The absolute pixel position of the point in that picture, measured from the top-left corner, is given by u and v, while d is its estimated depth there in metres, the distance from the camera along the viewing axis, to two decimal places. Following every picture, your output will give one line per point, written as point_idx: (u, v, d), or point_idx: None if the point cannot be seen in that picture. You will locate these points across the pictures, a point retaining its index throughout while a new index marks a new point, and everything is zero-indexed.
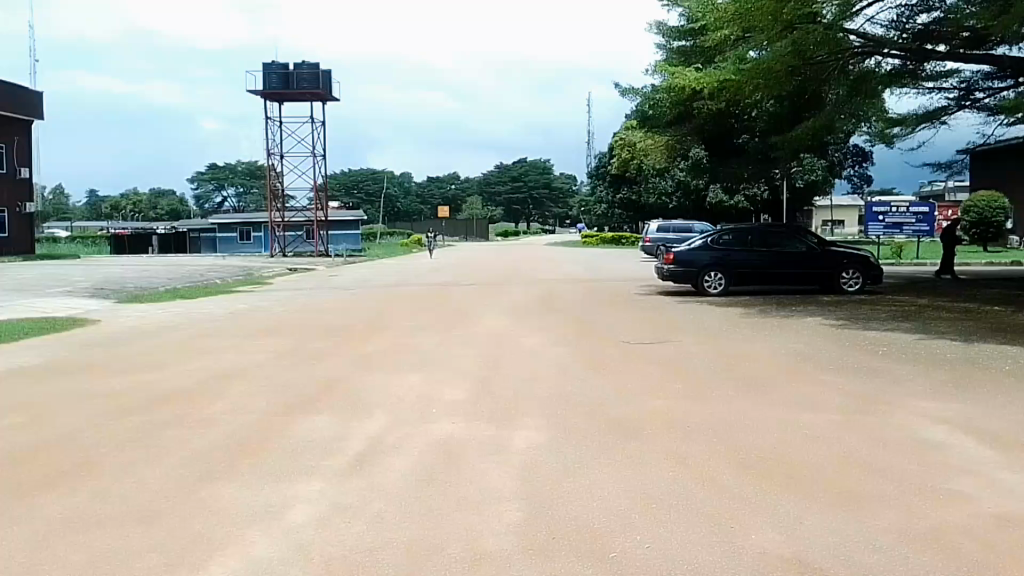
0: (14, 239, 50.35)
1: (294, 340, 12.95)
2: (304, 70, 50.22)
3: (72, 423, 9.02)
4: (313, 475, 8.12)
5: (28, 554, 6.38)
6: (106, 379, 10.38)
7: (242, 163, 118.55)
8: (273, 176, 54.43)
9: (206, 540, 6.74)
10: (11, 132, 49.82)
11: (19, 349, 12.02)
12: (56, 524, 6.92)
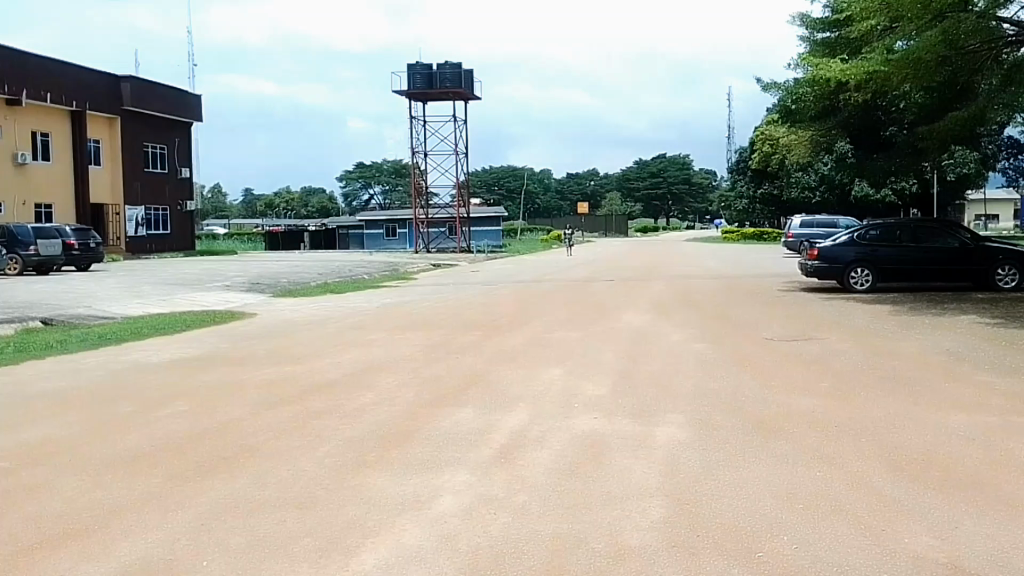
0: (176, 237, 52.62)
1: (440, 334, 13.22)
2: (446, 71, 51.27)
3: (237, 407, 9.38)
4: (459, 466, 8.22)
5: (191, 536, 6.65)
6: (260, 370, 10.78)
7: (388, 163, 122.21)
8: (417, 174, 56.06)
9: (355, 529, 6.88)
10: (172, 134, 52.71)
11: (189, 341, 12.71)
12: (219, 506, 7.22)
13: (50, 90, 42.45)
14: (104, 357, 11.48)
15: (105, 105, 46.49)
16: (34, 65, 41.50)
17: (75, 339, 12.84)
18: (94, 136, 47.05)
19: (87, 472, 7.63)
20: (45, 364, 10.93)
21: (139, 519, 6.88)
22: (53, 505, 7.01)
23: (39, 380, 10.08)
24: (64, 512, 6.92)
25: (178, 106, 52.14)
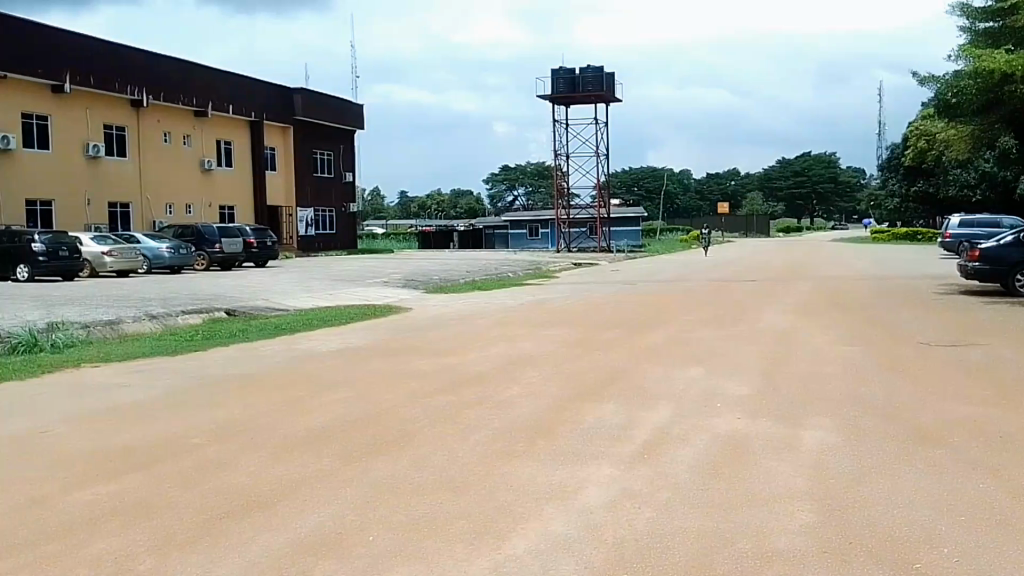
0: (341, 237, 57.07)
1: (581, 332, 13.51)
2: (589, 73, 53.55)
3: (396, 395, 9.97)
4: (604, 459, 8.32)
5: (357, 514, 7.14)
6: (412, 362, 11.35)
7: (532, 164, 125.87)
8: (560, 175, 58.40)
9: (505, 516, 7.11)
10: (338, 142, 57.15)
11: (348, 332, 13.63)
12: (380, 487, 7.68)
13: (233, 102, 46.90)
14: (280, 345, 12.53)
15: (280, 116, 50.98)
16: (217, 80, 45.84)
17: (254, 329, 14.05)
18: (271, 144, 51.11)
19: (267, 448, 8.35)
20: (232, 350, 12.09)
21: (308, 496, 7.43)
22: (236, 477, 7.72)
23: (223, 365, 11.16)
24: (246, 484, 7.59)
25: (343, 115, 56.50)
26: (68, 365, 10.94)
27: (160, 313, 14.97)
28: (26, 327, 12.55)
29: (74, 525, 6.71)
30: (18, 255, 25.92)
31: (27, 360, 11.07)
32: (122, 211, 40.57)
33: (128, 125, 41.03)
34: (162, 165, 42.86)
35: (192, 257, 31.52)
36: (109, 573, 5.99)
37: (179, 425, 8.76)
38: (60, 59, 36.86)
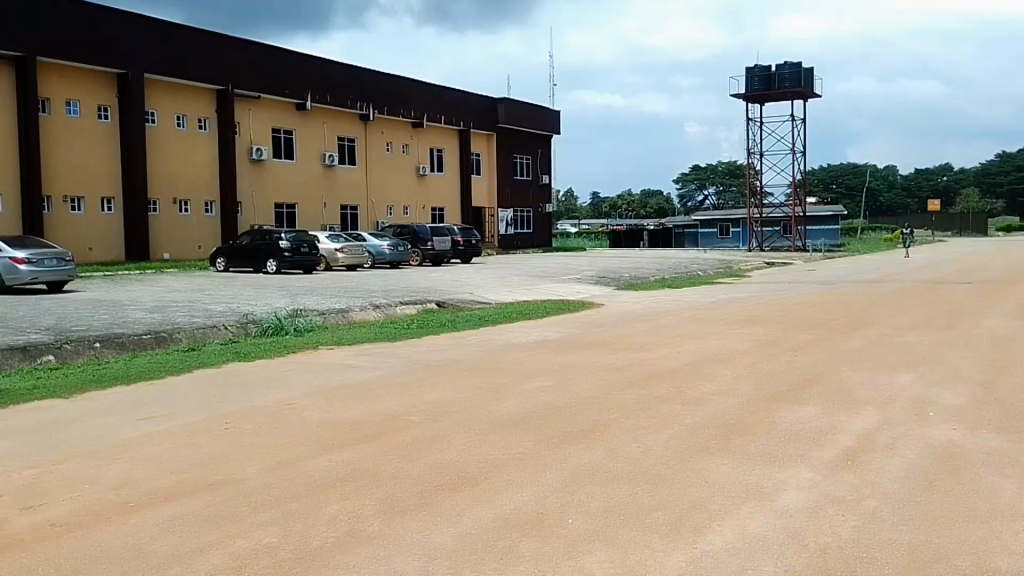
0: (536, 235, 59.36)
1: (776, 332, 13.32)
2: (785, 71, 54.82)
3: (592, 387, 10.38)
4: (804, 462, 8.12)
5: (558, 497, 7.49)
6: (606, 356, 11.77)
7: (724, 164, 124.35)
8: (754, 174, 58.00)
9: (702, 510, 7.12)
10: (535, 146, 59.54)
11: (544, 325, 14.37)
12: (578, 474, 8.00)
13: (445, 114, 50.50)
14: (483, 335, 13.44)
15: (483, 123, 54.00)
16: (427, 92, 49.22)
17: (463, 320, 15.14)
18: (476, 150, 54.74)
19: (475, 430, 9.04)
20: (443, 338, 13.14)
21: (513, 476, 7.97)
22: (448, 455, 8.43)
23: (434, 351, 12.17)
24: (457, 462, 8.28)
25: (541, 121, 58.78)
26: (309, 347, 12.43)
27: (382, 303, 16.54)
28: (275, 313, 14.43)
29: (314, 488, 7.69)
30: (268, 250, 29.29)
31: (277, 341, 12.72)
32: (351, 213, 45.30)
33: (356, 136, 45.46)
34: (383, 171, 47.05)
35: (409, 254, 34.51)
36: (343, 533, 6.80)
37: (398, 404, 9.69)
38: (305, 80, 41.35)
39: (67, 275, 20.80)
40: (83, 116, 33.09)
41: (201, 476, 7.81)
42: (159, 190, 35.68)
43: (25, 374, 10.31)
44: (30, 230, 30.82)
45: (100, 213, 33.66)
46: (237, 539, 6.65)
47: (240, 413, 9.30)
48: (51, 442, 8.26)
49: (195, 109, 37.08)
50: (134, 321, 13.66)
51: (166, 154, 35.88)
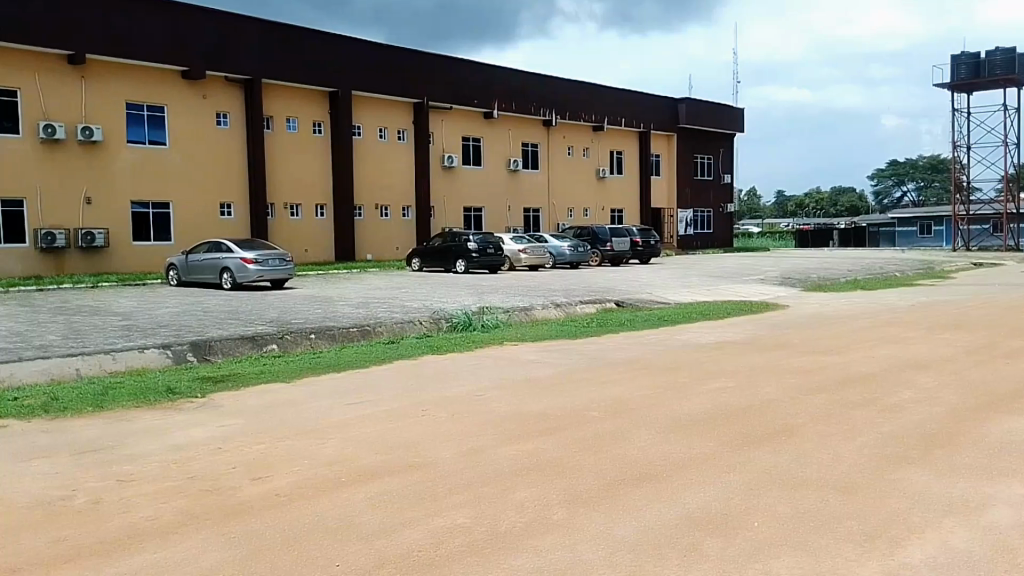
0: (717, 235, 58.93)
1: (985, 337, 12.23)
2: (997, 56, 49.72)
3: (775, 390, 10.10)
4: (1017, 477, 7.43)
5: (742, 500, 7.36)
6: (789, 359, 11.42)
7: (925, 159, 114.93)
8: (958, 168, 53.51)
9: (899, 521, 6.74)
10: (718, 145, 58.89)
11: (724, 326, 14.13)
12: (762, 477, 7.82)
13: (625, 115, 51.07)
14: (662, 334, 13.49)
15: (665, 124, 54.15)
16: (605, 94, 49.72)
17: (641, 319, 15.25)
18: (656, 151, 54.99)
19: (655, 427, 9.12)
20: (624, 337, 13.30)
21: (696, 475, 7.95)
22: (629, 451, 8.56)
23: (615, 349, 12.37)
24: (639, 459, 8.38)
25: (724, 120, 58.03)
26: (495, 342, 13.08)
27: (562, 302, 17.05)
28: (464, 310, 15.28)
29: (503, 475, 8.09)
30: (457, 252, 30.96)
31: (466, 336, 13.49)
32: (533, 215, 46.92)
33: (540, 141, 46.94)
34: (564, 174, 48.37)
35: (588, 254, 34.96)
36: (531, 519, 7.11)
37: (581, 399, 9.98)
38: (493, 90, 43.12)
39: (286, 274, 23.17)
40: (300, 131, 36.13)
41: (401, 458, 8.49)
42: (363, 197, 38.53)
43: (254, 360, 11.72)
44: (257, 234, 34.09)
45: (315, 219, 36.71)
46: (435, 518, 7.16)
47: (436, 401, 9.99)
48: (275, 421, 9.30)
49: (395, 121, 39.68)
50: (341, 315, 15.06)
51: (368, 163, 38.55)
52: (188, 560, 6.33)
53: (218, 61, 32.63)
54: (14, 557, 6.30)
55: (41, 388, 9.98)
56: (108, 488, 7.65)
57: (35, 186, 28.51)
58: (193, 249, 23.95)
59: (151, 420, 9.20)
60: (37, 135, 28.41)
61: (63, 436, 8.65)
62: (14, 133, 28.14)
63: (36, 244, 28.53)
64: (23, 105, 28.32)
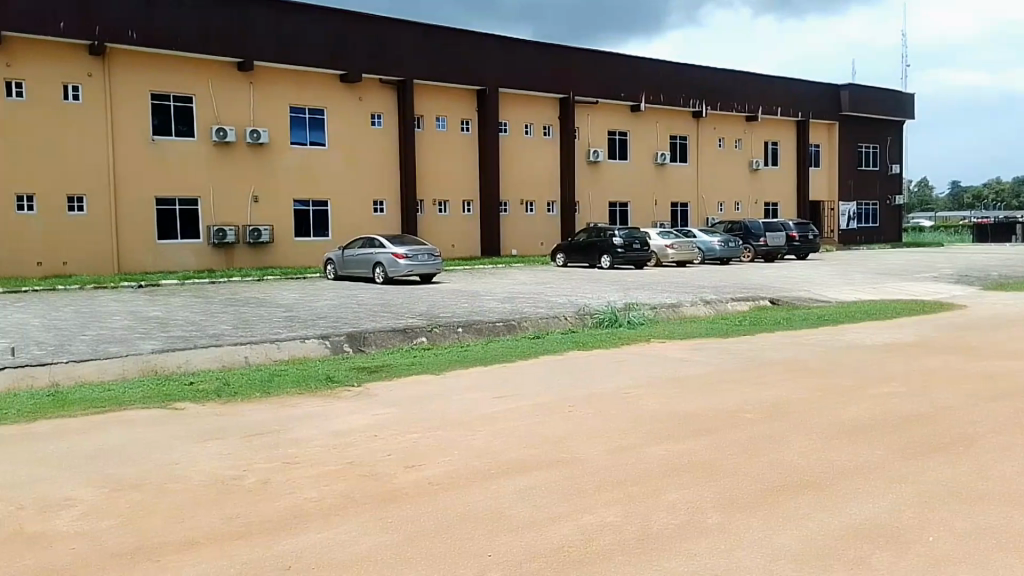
0: (883, 229, 56.15)
1: None
2: None
3: (952, 397, 9.30)
4: None
5: (915, 511, 6.77)
6: (971, 363, 10.50)
7: None
8: None
9: None
10: (885, 134, 56.10)
11: (888, 327, 13.22)
12: (939, 489, 7.16)
13: (781, 105, 49.18)
14: (822, 335, 12.81)
15: (827, 112, 51.96)
16: (759, 84, 48.05)
17: (798, 319, 14.54)
18: (816, 141, 52.84)
19: (815, 432, 8.63)
20: (780, 337, 12.70)
21: (864, 485, 7.38)
22: (787, 456, 8.12)
23: (771, 348, 11.87)
24: (799, 465, 7.91)
25: (893, 107, 55.18)
26: (642, 339, 12.85)
27: (712, 300, 16.58)
28: (610, 306, 15.15)
29: (653, 475, 7.87)
30: (602, 247, 31.07)
31: (612, 332, 13.36)
32: (682, 210, 45.98)
33: (689, 133, 45.95)
34: (716, 166, 47.22)
35: (740, 250, 34.04)
36: (683, 521, 6.83)
37: (736, 400, 9.63)
38: (640, 82, 42.56)
39: (435, 269, 23.99)
40: (449, 129, 36.89)
41: (548, 454, 8.45)
42: (509, 193, 38.90)
43: (405, 352, 12.10)
44: (409, 231, 35.18)
45: (462, 215, 37.37)
46: (585, 515, 7.04)
47: (583, 398, 9.89)
48: (427, 412, 9.52)
49: (541, 117, 39.86)
50: (488, 309, 15.35)
51: (514, 160, 38.92)
52: (347, 543, 6.53)
53: (378, 63, 33.89)
54: (193, 531, 6.71)
55: (214, 373, 10.76)
56: (275, 470, 8.05)
57: (209, 186, 30.64)
58: (349, 244, 25.06)
59: (313, 406, 9.66)
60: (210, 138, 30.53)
61: (234, 419, 9.23)
62: (190, 137, 30.32)
63: (209, 239, 30.57)
64: (198, 111, 30.51)
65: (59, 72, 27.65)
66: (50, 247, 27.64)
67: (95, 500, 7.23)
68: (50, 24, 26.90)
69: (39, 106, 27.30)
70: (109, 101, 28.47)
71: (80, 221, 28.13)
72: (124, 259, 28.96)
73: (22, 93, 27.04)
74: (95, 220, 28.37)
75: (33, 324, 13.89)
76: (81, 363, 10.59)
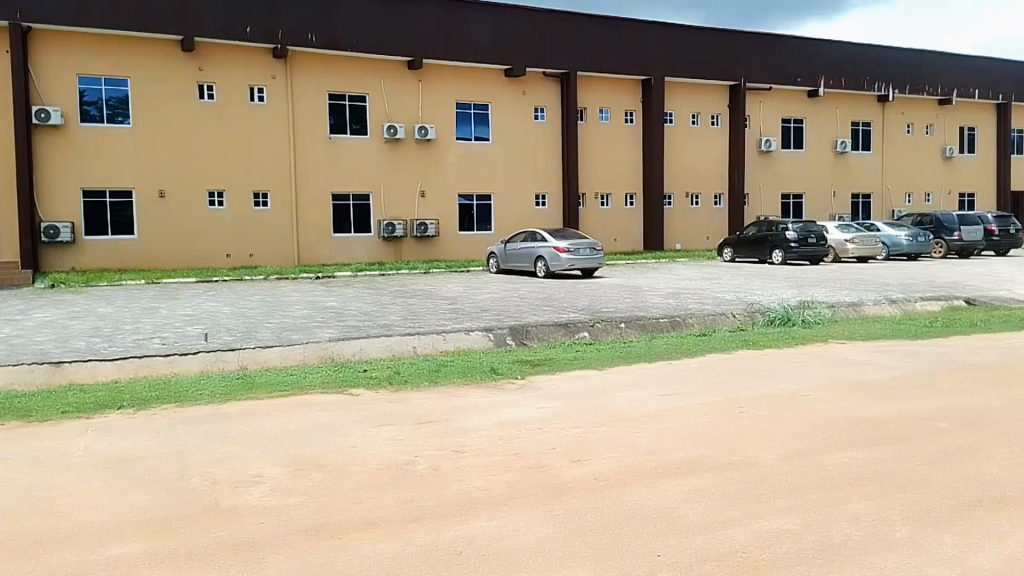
0: None
1: None
2: None
3: None
4: None
5: None
6: None
7: None
8: None
9: None
10: None
11: None
12: None
13: (979, 87, 45.68)
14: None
15: None
16: (949, 65, 44.68)
17: (998, 320, 13.37)
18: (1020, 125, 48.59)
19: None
20: (975, 339, 11.77)
21: None
22: (985, 469, 7.36)
23: (967, 352, 10.97)
24: (999, 480, 7.12)
25: None
26: (818, 339, 12.21)
27: (897, 299, 15.54)
28: (783, 304, 14.54)
29: (833, 483, 7.30)
30: (774, 241, 29.94)
31: (785, 332, 12.79)
32: (863, 202, 43.65)
33: (874, 119, 43.48)
34: (902, 154, 44.41)
35: (930, 245, 32.01)
36: (870, 532, 6.26)
37: (923, 407, 8.96)
38: (819, 66, 40.62)
39: (597, 263, 23.89)
40: (612, 121, 36.72)
41: (719, 455, 8.06)
42: (674, 186, 38.33)
43: (568, 346, 12.13)
44: (570, 225, 35.36)
45: (625, 208, 37.26)
46: (759, 520, 6.56)
47: (752, 399, 9.49)
48: (597, 407, 9.44)
49: (708, 107, 38.98)
50: (651, 305, 15.14)
51: (679, 151, 38.29)
52: (514, 533, 6.42)
53: (542, 57, 34.06)
54: (370, 512, 6.83)
55: (386, 362, 11.22)
56: (444, 457, 8.13)
57: (380, 182, 32.14)
58: (512, 238, 25.61)
59: (480, 397, 9.83)
60: (382, 136, 32.02)
61: (408, 406, 9.53)
62: (363, 136, 31.87)
63: (379, 233, 32.07)
64: (370, 109, 31.97)
65: (247, 75, 29.72)
66: (239, 240, 29.83)
67: (282, 478, 7.54)
68: (238, 29, 28.84)
69: (227, 107, 29.47)
70: (291, 102, 30.33)
71: (264, 215, 30.22)
72: (303, 250, 30.86)
73: (213, 95, 29.30)
74: (277, 216, 30.39)
75: (221, 311, 15.11)
76: (266, 348, 11.34)
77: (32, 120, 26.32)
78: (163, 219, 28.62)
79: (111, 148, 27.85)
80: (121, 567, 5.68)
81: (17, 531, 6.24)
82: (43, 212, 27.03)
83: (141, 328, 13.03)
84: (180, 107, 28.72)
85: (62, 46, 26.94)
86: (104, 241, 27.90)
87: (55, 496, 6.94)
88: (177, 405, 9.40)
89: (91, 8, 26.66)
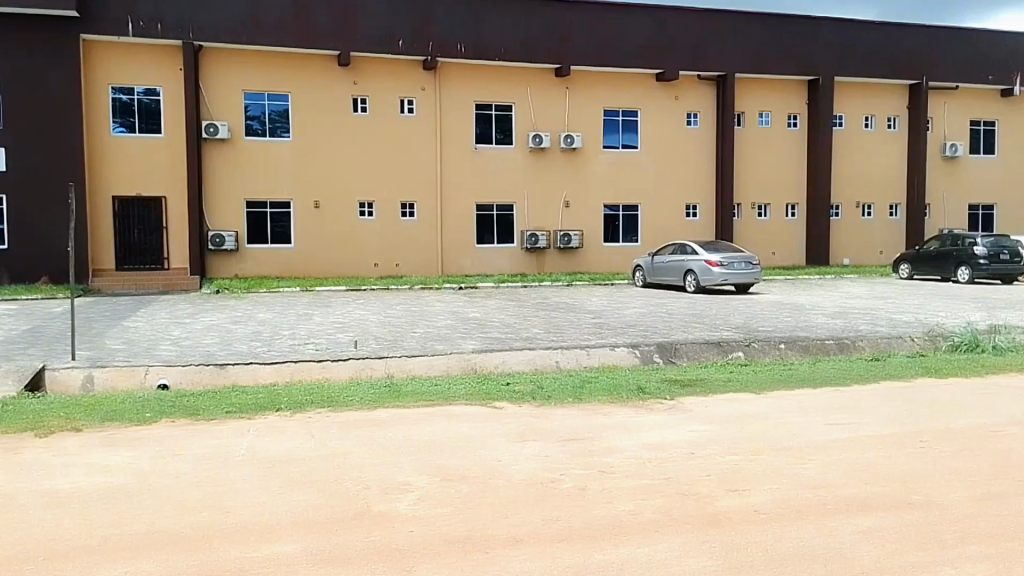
0: None
1: None
2: None
3: None
4: None
5: None
6: None
7: None
8: None
9: None
10: None
11: None
12: None
13: None
14: None
15: None
16: None
17: None
18: None
19: None
20: None
21: None
22: None
23: None
24: None
25: None
26: (1012, 369, 10.90)
27: None
28: (967, 328, 13.18)
29: None
30: (959, 257, 27.57)
31: (972, 359, 11.55)
32: None
33: None
34: None
35: None
36: None
37: None
38: (1011, 62, 37.22)
39: (752, 279, 22.83)
40: (773, 125, 35.18)
41: (899, 492, 7.21)
42: (842, 195, 36.08)
43: (720, 366, 11.56)
44: (723, 236, 34.14)
45: (785, 219, 35.56)
46: (944, 568, 5.75)
47: (939, 433, 8.55)
48: (757, 433, 8.81)
49: (884, 108, 36.52)
50: (813, 324, 14.18)
51: (847, 158, 35.99)
52: (668, 561, 5.98)
53: (696, 60, 33.10)
54: (516, 529, 6.60)
55: (528, 376, 11.12)
56: (592, 477, 7.79)
57: (523, 193, 32.40)
58: (659, 251, 24.97)
59: (626, 416, 9.47)
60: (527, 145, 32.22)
61: (556, 422, 9.31)
62: (507, 145, 32.27)
63: (523, 243, 32.34)
64: (516, 118, 32.30)
65: (398, 88, 30.82)
66: (386, 250, 30.98)
67: (429, 488, 7.48)
68: (392, 42, 29.86)
69: (375, 119, 30.67)
70: (438, 113, 31.17)
71: (409, 226, 31.18)
72: (446, 260, 31.62)
73: (366, 109, 30.63)
74: (423, 227, 31.32)
75: (369, 319, 15.58)
76: (413, 357, 11.52)
77: (202, 134, 28.50)
78: (318, 228, 30.18)
79: (269, 160, 29.67)
80: (277, 564, 5.76)
81: (183, 523, 6.50)
82: (211, 222, 29.18)
83: (296, 334, 13.63)
84: (333, 120, 30.20)
85: (228, 64, 29.05)
86: (264, 249, 29.77)
87: (217, 493, 7.20)
88: (330, 410, 9.67)
89: (257, 26, 28.43)
